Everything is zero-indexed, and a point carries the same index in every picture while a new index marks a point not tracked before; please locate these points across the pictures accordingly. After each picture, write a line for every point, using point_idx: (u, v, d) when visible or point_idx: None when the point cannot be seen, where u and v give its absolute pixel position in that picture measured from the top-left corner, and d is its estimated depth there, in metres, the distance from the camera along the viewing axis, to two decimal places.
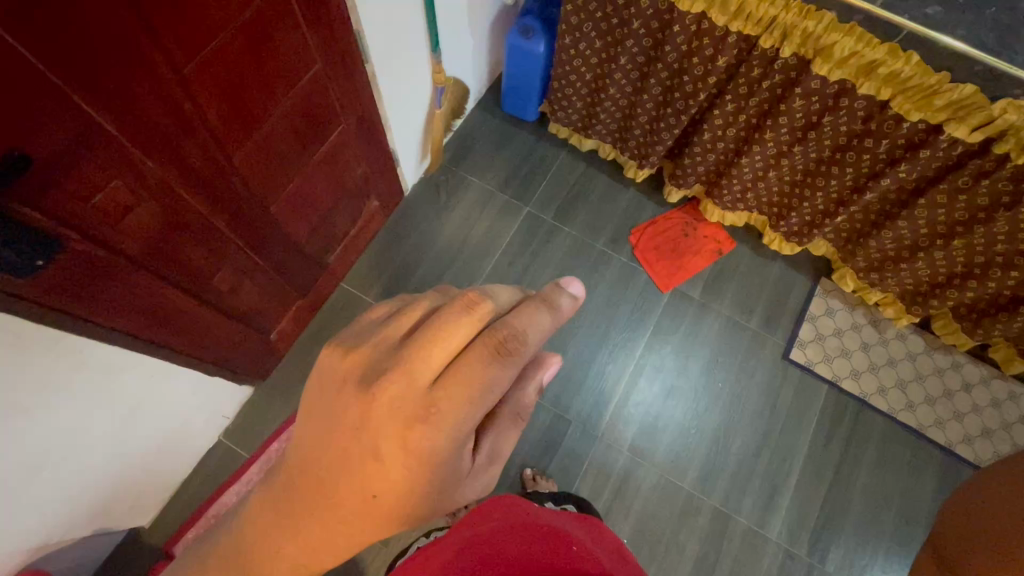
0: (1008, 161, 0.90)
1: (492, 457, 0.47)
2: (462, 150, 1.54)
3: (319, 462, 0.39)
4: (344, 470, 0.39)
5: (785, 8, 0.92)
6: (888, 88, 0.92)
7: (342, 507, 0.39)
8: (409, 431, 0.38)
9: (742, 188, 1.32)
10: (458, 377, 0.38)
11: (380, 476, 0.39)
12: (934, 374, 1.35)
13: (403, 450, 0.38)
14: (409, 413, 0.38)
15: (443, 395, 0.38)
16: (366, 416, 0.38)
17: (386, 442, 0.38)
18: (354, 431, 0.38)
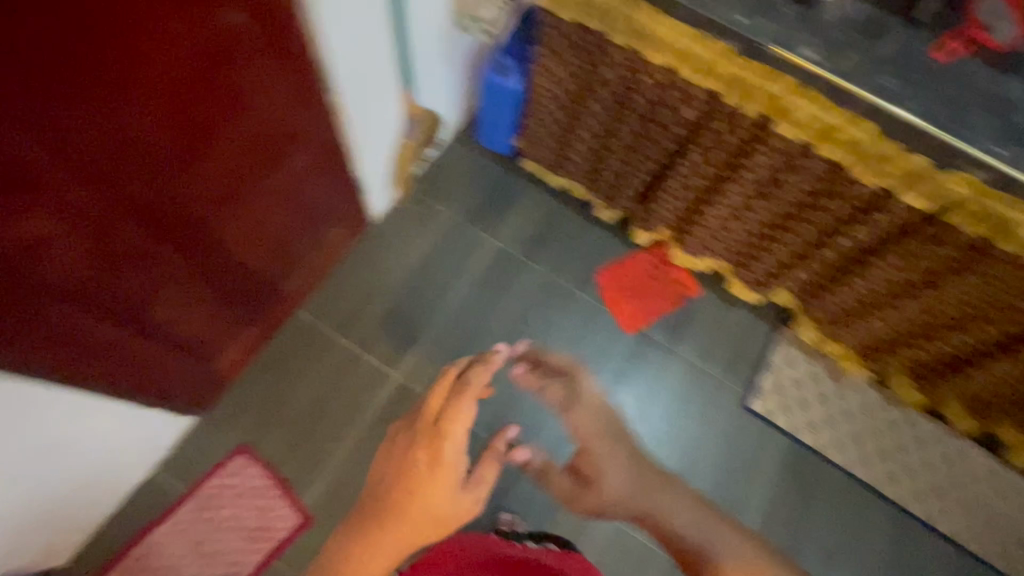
0: (957, 230, 0.94)
1: (479, 478, 1.00)
2: (434, 181, 1.52)
3: (406, 487, 0.95)
4: (407, 490, 0.95)
5: (748, 69, 0.93)
6: (845, 153, 0.95)
7: (410, 509, 0.94)
8: (435, 444, 0.96)
9: (707, 235, 1.34)
10: (456, 408, 0.96)
11: (438, 483, 0.94)
12: (889, 430, 1.37)
13: (433, 456, 0.95)
14: (434, 435, 0.96)
15: (451, 422, 0.96)
16: (426, 439, 0.97)
17: (422, 459, 0.96)
18: (410, 463, 0.97)
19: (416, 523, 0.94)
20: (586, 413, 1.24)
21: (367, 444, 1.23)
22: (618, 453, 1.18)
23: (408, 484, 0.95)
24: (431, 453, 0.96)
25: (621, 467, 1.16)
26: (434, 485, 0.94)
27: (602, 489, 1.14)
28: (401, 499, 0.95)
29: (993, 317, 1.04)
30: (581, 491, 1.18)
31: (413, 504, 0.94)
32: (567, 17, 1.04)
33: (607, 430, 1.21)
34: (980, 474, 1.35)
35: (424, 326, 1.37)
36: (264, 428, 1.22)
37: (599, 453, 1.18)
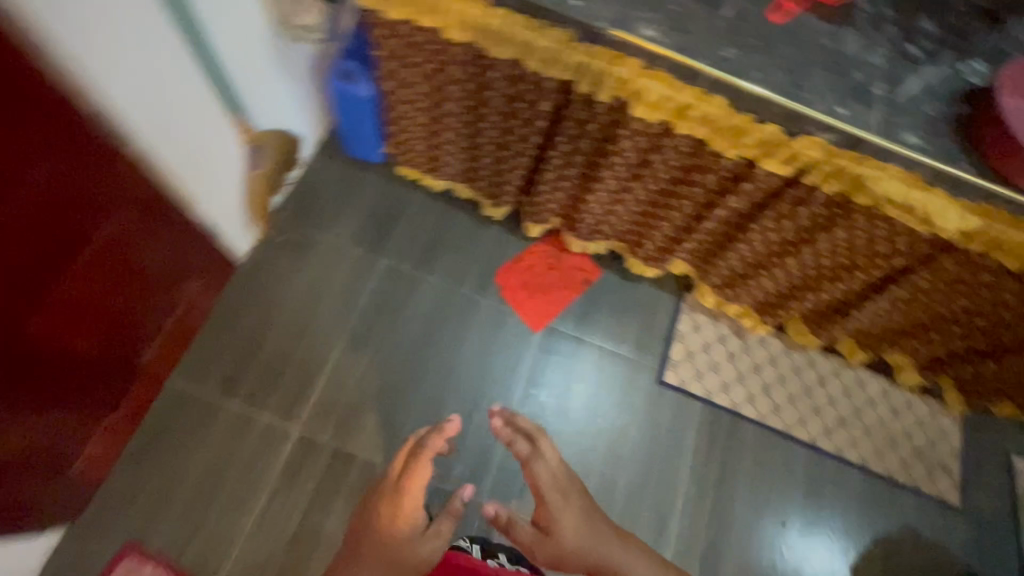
0: (817, 190, 0.95)
1: (438, 530, 0.85)
2: (305, 205, 1.39)
3: (366, 541, 0.84)
4: (365, 532, 0.85)
5: (592, 55, 0.87)
6: (703, 130, 0.91)
7: (367, 548, 0.83)
8: (394, 495, 0.89)
9: (595, 219, 1.30)
10: (416, 468, 0.92)
11: (399, 533, 0.84)
12: (794, 375, 1.44)
13: (393, 504, 0.88)
14: (390, 489, 0.90)
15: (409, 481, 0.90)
16: (386, 490, 0.91)
17: (383, 502, 0.89)
18: (372, 506, 0.89)
19: (384, 563, 0.81)
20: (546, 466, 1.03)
21: (277, 506, 1.14)
22: (577, 508, 0.98)
23: (366, 537, 0.85)
24: (391, 505, 0.88)
25: (581, 520, 0.96)
26: (397, 535, 0.84)
27: (559, 543, 0.94)
28: (359, 546, 0.84)
29: (863, 265, 1.08)
30: (535, 540, 0.96)
31: (375, 549, 0.82)
32: (394, 16, 0.93)
33: (571, 492, 1.00)
34: (876, 397, 1.46)
35: (321, 367, 1.27)
36: (154, 518, 1.10)
37: (560, 505, 0.97)
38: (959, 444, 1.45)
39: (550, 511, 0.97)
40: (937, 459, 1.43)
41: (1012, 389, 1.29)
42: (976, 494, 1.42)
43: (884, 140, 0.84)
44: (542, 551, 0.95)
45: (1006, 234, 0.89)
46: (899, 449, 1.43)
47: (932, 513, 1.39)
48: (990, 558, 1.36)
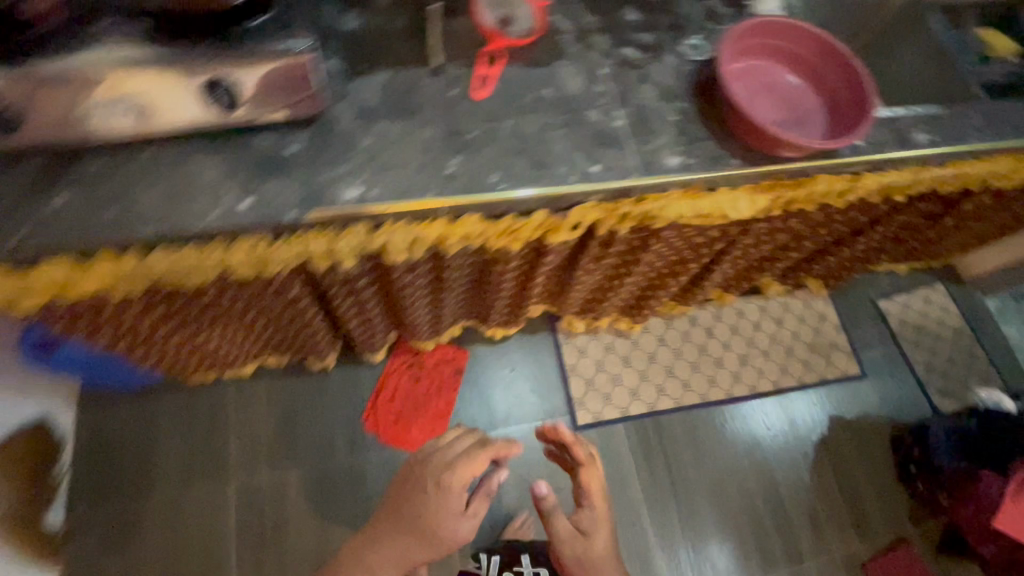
0: (616, 233, 0.87)
1: (474, 513, 0.89)
2: (103, 477, 1.13)
3: (415, 514, 0.89)
4: (406, 521, 0.89)
5: (306, 240, 0.69)
6: (474, 241, 0.78)
7: (400, 528, 0.89)
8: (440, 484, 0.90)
9: (430, 323, 1.16)
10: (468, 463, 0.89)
11: (439, 508, 0.87)
12: (684, 343, 1.47)
13: (440, 488, 0.89)
14: (437, 479, 0.90)
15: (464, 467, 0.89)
16: (434, 481, 0.90)
17: (430, 487, 0.90)
18: (414, 500, 0.90)
19: (417, 534, 0.89)
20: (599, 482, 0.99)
21: None
22: (608, 530, 0.95)
23: (419, 506, 0.89)
24: (445, 482, 0.88)
25: (609, 543, 0.94)
26: (438, 511, 0.87)
27: (591, 548, 0.92)
28: (402, 515, 0.90)
29: (693, 253, 1.04)
30: (571, 533, 0.94)
31: (422, 518, 0.88)
32: (30, 309, 0.66)
33: (607, 508, 0.99)
34: (756, 320, 1.53)
35: None
36: None
37: (596, 518, 0.96)
38: (836, 319, 1.57)
39: (598, 512, 0.96)
40: (826, 342, 1.54)
41: (856, 261, 1.38)
42: (867, 353, 1.55)
43: (650, 177, 0.76)
44: (572, 542, 0.93)
45: (795, 194, 0.87)
46: (796, 354, 1.51)
47: (846, 395, 1.49)
48: (901, 403, 1.50)
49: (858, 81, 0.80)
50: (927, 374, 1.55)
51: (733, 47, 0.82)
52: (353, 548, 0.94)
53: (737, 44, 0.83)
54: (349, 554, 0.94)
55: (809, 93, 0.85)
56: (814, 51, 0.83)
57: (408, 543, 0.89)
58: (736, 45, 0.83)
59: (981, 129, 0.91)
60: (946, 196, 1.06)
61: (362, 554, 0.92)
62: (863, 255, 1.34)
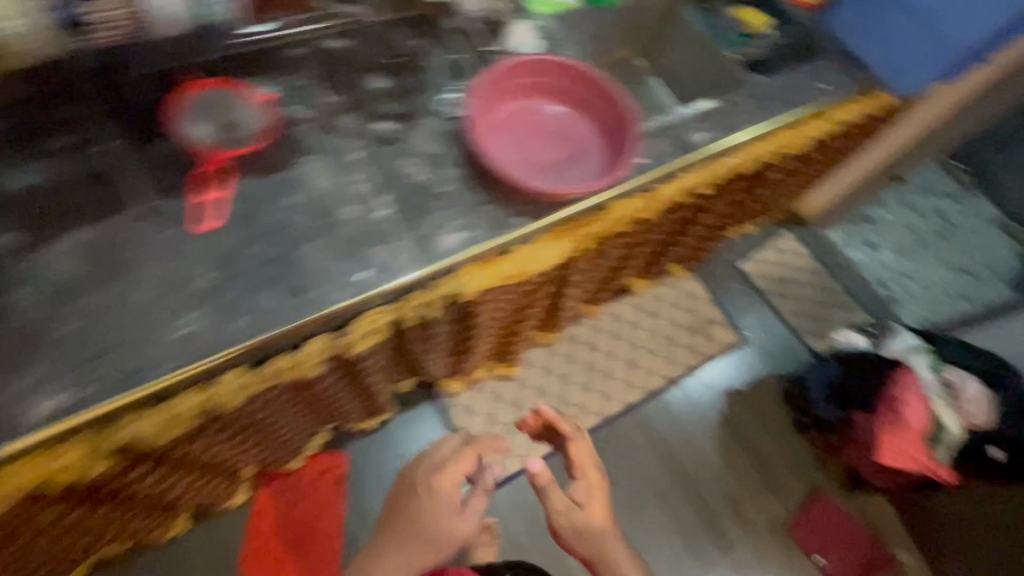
0: (425, 319, 0.79)
1: (470, 508, 0.87)
2: None
3: (411, 517, 0.85)
4: (399, 536, 0.85)
5: (15, 473, 0.55)
6: (251, 392, 0.66)
7: (394, 540, 0.85)
8: (427, 488, 0.86)
9: (281, 449, 1.02)
10: (456, 461, 0.88)
11: (434, 507, 0.84)
12: (570, 365, 1.43)
13: (427, 489, 0.86)
14: (421, 484, 0.87)
15: (452, 465, 0.88)
16: (420, 486, 0.87)
17: (417, 496, 0.86)
18: (402, 515, 0.86)
19: (421, 536, 0.84)
20: (586, 454, 0.91)
21: None
22: (604, 496, 0.90)
23: (416, 509, 0.85)
24: (433, 483, 0.86)
25: (604, 510, 0.88)
26: (431, 509, 0.85)
27: (588, 520, 0.87)
28: (402, 525, 0.86)
29: (527, 297, 0.97)
30: (564, 504, 0.88)
31: (419, 522, 0.84)
32: None
33: (602, 474, 0.93)
34: (632, 320, 1.53)
35: None
36: None
37: (593, 487, 0.89)
38: (707, 295, 1.60)
39: (590, 482, 0.89)
40: (703, 319, 1.56)
41: (702, 241, 1.41)
42: (743, 318, 1.59)
43: (428, 266, 0.68)
44: (569, 514, 0.88)
45: (592, 230, 0.84)
46: (678, 341, 1.52)
47: (733, 365, 1.52)
48: (782, 355, 1.56)
49: (632, 123, 0.76)
50: (798, 320, 1.62)
51: (491, 94, 0.77)
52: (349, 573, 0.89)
53: (494, 90, 0.77)
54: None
55: (584, 124, 0.81)
56: (576, 80, 0.79)
57: (411, 556, 0.85)
58: (494, 91, 0.77)
59: (752, 112, 0.93)
60: (748, 175, 1.09)
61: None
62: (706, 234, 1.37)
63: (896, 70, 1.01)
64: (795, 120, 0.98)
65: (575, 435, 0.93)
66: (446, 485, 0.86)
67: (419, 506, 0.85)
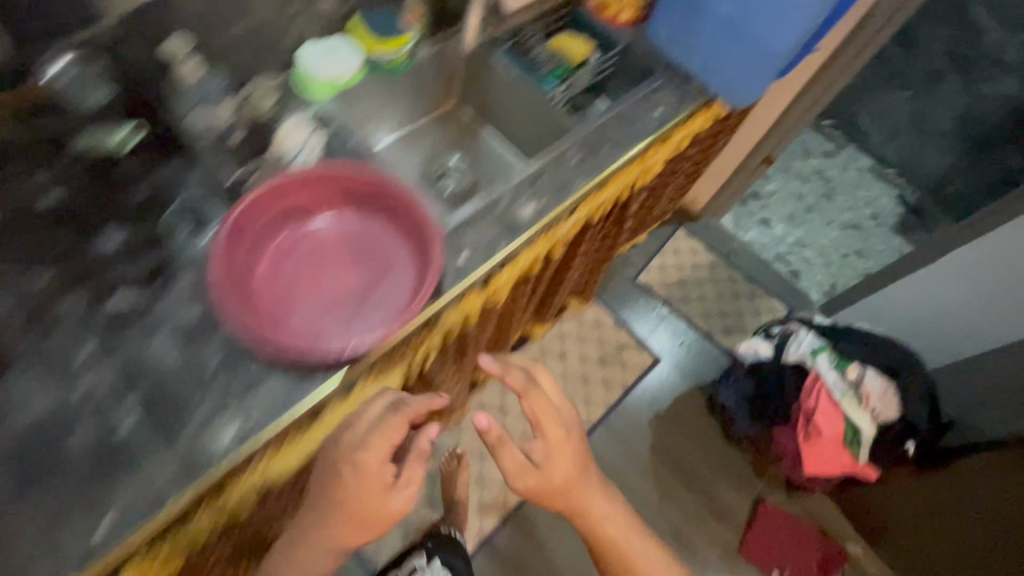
0: (240, 523, 0.63)
1: (408, 480, 0.57)
2: None
3: (328, 498, 0.56)
4: (304, 541, 0.57)
5: None
6: None
7: (296, 552, 0.57)
8: (334, 475, 0.56)
9: None
10: (382, 432, 0.58)
11: (360, 490, 0.55)
12: (484, 440, 1.27)
13: (337, 475, 0.56)
14: (327, 467, 0.57)
15: (378, 437, 0.57)
16: (326, 470, 0.57)
17: (324, 487, 0.57)
18: (307, 513, 0.57)
19: (347, 524, 0.56)
20: (543, 404, 0.70)
21: None
22: (568, 451, 0.70)
23: (334, 493, 0.56)
24: (347, 454, 0.57)
25: (567, 471, 0.70)
26: (353, 487, 0.56)
27: (546, 483, 0.70)
28: (318, 509, 0.57)
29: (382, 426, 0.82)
30: (515, 460, 0.69)
31: (342, 508, 0.56)
32: None
33: (568, 421, 0.72)
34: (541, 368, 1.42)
35: None
36: None
37: (552, 446, 0.70)
38: (612, 322, 1.51)
39: (546, 436, 0.70)
40: (614, 348, 1.48)
41: (589, 275, 1.32)
42: (653, 336, 1.52)
43: (195, 483, 0.53)
44: (523, 477, 0.70)
45: (425, 349, 0.71)
46: (593, 378, 1.43)
47: (652, 389, 1.45)
48: (699, 365, 1.51)
49: (427, 235, 0.65)
50: (707, 322, 1.58)
51: (249, 242, 0.63)
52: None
53: (251, 237, 0.63)
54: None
55: (380, 230, 0.68)
56: (350, 188, 0.67)
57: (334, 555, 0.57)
58: (250, 238, 0.63)
59: (582, 164, 0.83)
60: (606, 217, 1.00)
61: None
62: (590, 270, 1.28)
63: (731, 80, 0.93)
64: (637, 155, 0.89)
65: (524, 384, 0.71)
66: (368, 466, 0.56)
67: (326, 501, 0.56)
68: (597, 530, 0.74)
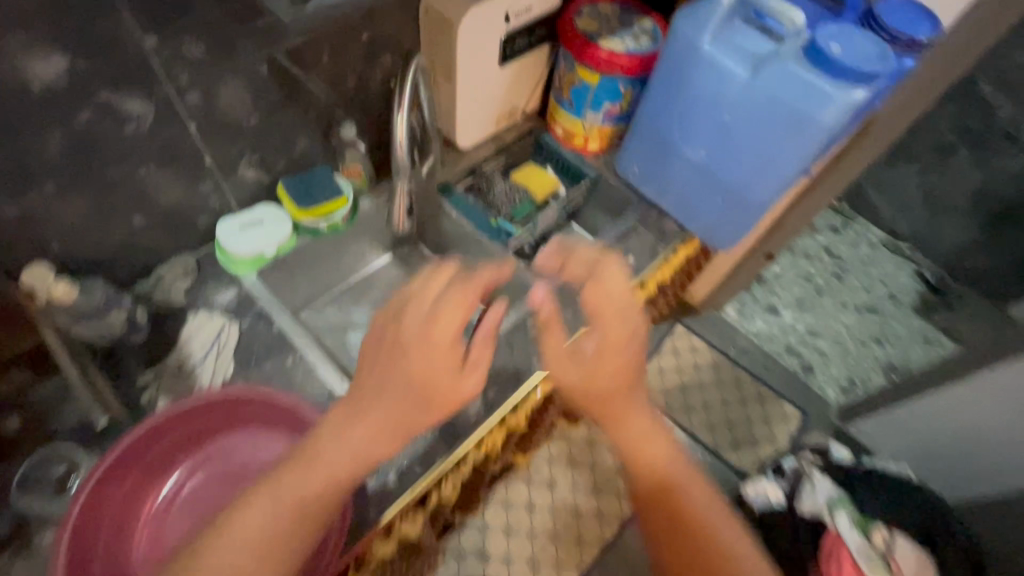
0: None
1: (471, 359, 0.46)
2: None
3: (381, 365, 0.45)
4: (331, 440, 0.44)
5: None
6: None
7: (317, 453, 0.44)
8: (391, 353, 0.45)
9: None
10: (457, 301, 0.46)
11: (428, 366, 0.45)
12: None
13: (396, 352, 0.45)
14: (383, 344, 0.46)
15: (444, 314, 0.46)
16: (380, 349, 0.46)
17: (377, 369, 0.46)
18: (347, 406, 0.46)
19: (404, 401, 0.44)
20: (612, 294, 0.55)
21: None
22: (633, 348, 0.54)
23: (390, 368, 0.45)
24: (404, 320, 0.46)
25: (628, 367, 0.54)
26: (416, 352, 0.45)
27: (594, 378, 0.53)
28: (367, 378, 0.46)
29: None
30: (562, 352, 0.56)
31: (404, 381, 0.45)
32: None
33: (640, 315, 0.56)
34: None
35: None
36: None
37: (609, 339, 0.54)
38: None
39: (606, 331, 0.54)
40: None
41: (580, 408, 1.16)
42: None
43: None
44: (566, 368, 0.55)
45: None
46: None
47: None
48: None
49: None
50: None
51: (117, 501, 0.55)
52: (231, 520, 0.41)
53: (116, 497, 0.55)
54: (225, 543, 0.40)
55: (271, 445, 0.58)
56: (252, 410, 0.58)
57: (377, 450, 0.44)
58: (115, 498, 0.55)
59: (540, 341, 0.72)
60: None
61: (262, 532, 0.41)
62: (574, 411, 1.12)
63: (711, 225, 0.81)
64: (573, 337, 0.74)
65: (596, 262, 0.58)
66: (435, 341, 0.45)
67: (372, 389, 0.45)
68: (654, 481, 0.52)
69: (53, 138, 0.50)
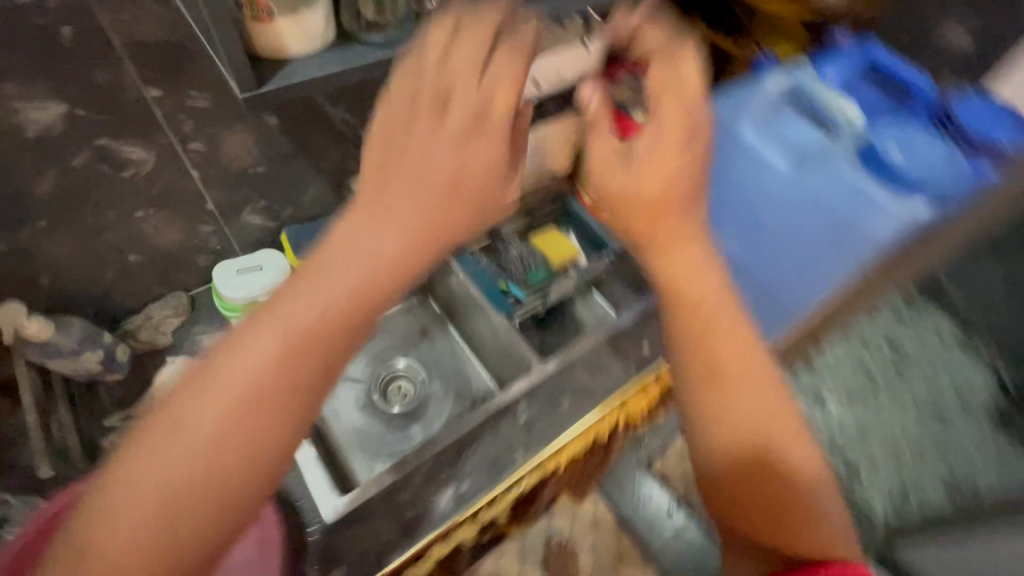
0: None
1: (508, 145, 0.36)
2: None
3: (410, 153, 0.33)
4: (342, 247, 0.32)
5: None
6: None
7: (329, 262, 0.32)
8: (418, 129, 0.33)
9: None
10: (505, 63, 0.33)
11: (469, 161, 0.33)
12: None
13: (424, 122, 0.33)
14: (407, 106, 0.34)
15: (498, 65, 0.33)
16: (402, 114, 0.34)
17: (404, 150, 0.33)
18: (364, 200, 0.33)
19: (436, 196, 0.33)
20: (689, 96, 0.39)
21: None
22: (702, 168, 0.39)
23: (423, 152, 0.33)
24: (448, 104, 0.33)
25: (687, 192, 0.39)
26: (455, 147, 0.33)
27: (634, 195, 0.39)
28: (394, 158, 0.33)
29: None
30: (606, 152, 0.41)
31: (438, 171, 0.32)
32: None
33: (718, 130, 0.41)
34: None
35: None
36: None
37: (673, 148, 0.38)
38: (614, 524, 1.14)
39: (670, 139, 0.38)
40: None
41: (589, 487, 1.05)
42: None
43: None
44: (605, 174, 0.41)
45: None
46: None
47: None
48: None
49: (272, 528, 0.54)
50: None
51: None
52: (221, 364, 0.30)
53: None
54: (207, 394, 0.30)
55: None
56: None
57: (408, 254, 0.32)
58: None
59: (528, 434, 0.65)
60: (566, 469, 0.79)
61: (255, 364, 0.30)
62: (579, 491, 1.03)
63: None
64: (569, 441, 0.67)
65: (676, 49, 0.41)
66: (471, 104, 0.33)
67: (391, 165, 0.33)
68: (689, 320, 0.40)
69: (46, 182, 0.51)
